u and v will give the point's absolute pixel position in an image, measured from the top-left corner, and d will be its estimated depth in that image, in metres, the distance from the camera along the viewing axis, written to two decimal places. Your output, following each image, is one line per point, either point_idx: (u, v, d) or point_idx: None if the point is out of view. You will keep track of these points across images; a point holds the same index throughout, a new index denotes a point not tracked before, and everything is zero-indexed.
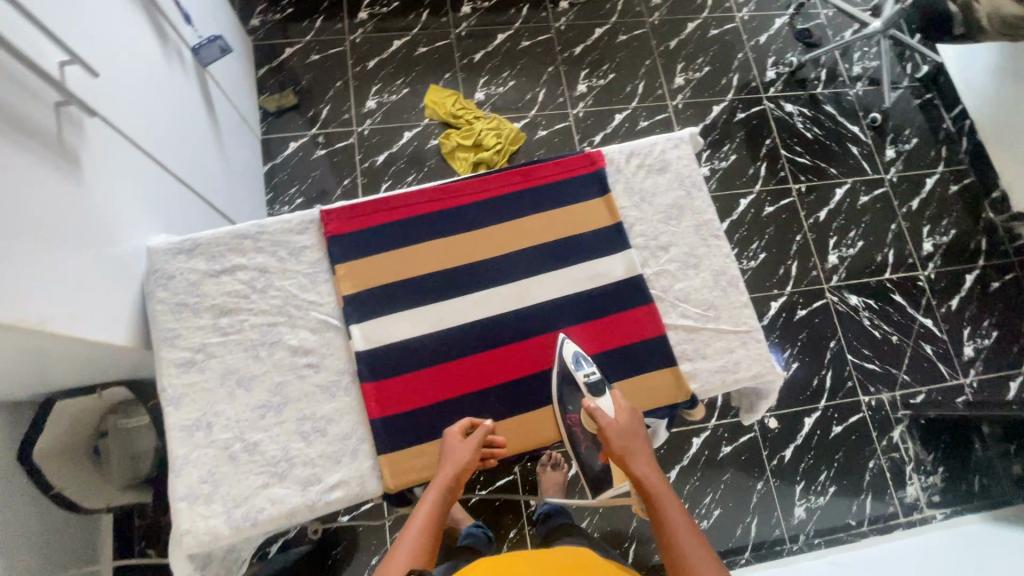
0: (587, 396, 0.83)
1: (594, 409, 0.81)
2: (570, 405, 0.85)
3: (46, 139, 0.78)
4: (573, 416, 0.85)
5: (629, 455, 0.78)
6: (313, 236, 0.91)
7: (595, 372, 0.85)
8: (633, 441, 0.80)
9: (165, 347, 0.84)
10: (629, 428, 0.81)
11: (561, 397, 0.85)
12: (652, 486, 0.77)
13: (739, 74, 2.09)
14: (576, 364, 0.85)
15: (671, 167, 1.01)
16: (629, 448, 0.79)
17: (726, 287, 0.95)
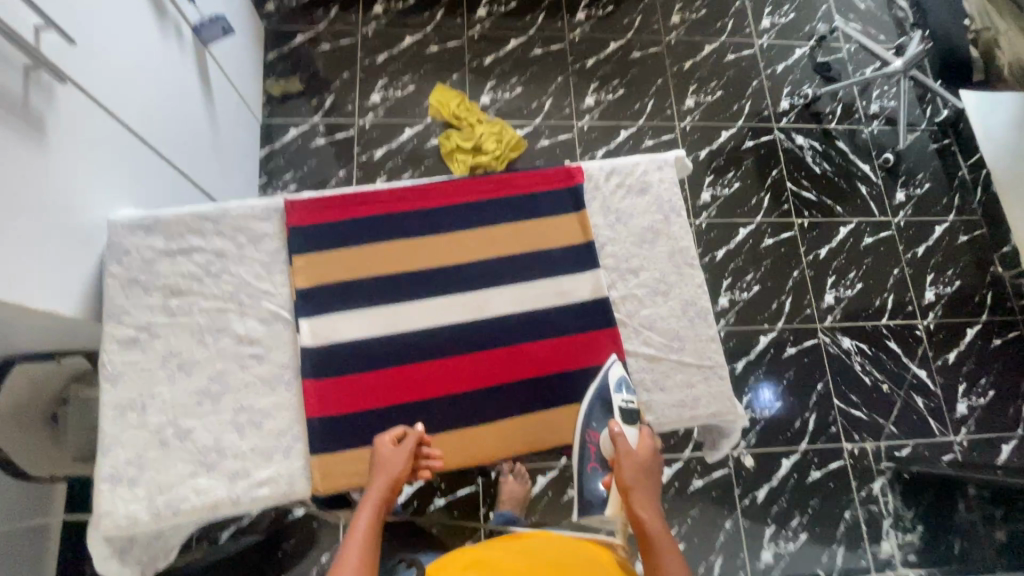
0: (617, 419, 0.80)
1: (617, 433, 0.78)
2: (594, 423, 0.83)
3: (10, 104, 0.78)
4: (593, 433, 0.83)
5: (636, 491, 0.74)
6: (276, 225, 0.89)
7: (633, 401, 0.82)
8: (647, 480, 0.76)
9: (111, 323, 0.82)
10: (646, 465, 0.76)
11: (587, 411, 0.84)
12: (651, 529, 0.72)
13: (752, 101, 2.06)
14: (617, 387, 0.83)
15: (651, 189, 0.98)
16: (638, 484, 0.75)
17: (694, 319, 0.92)
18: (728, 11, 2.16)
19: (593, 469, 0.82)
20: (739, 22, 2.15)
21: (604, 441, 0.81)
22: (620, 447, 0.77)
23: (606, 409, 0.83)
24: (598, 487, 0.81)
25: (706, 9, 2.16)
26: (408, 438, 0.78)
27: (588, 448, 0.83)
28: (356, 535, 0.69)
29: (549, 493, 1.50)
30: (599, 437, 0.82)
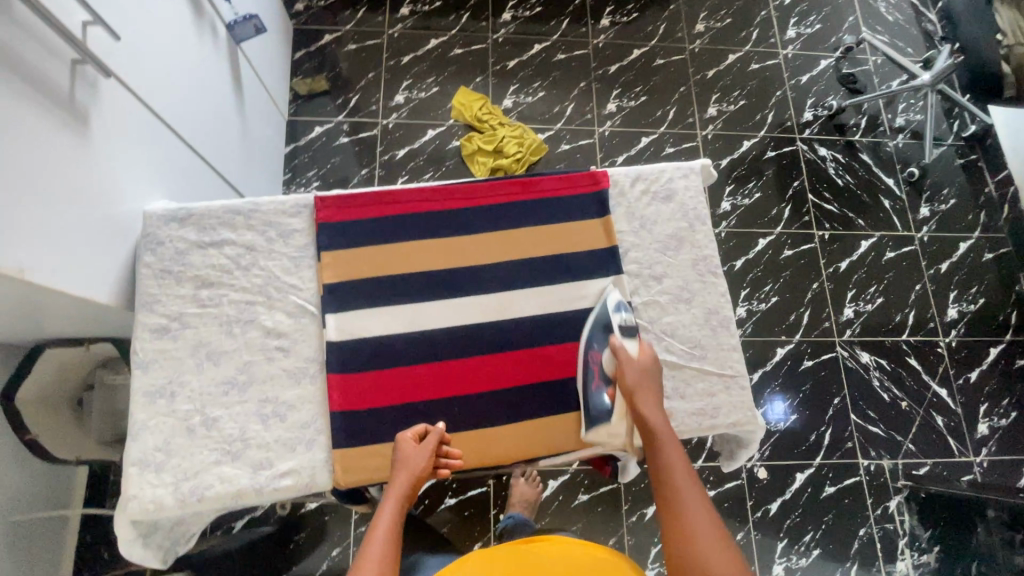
0: (616, 335, 0.83)
1: (617, 346, 0.81)
2: (596, 344, 0.86)
3: (57, 96, 0.80)
4: (595, 354, 0.85)
5: (640, 393, 0.76)
6: (305, 220, 0.91)
7: (631, 320, 0.86)
8: (649, 385, 0.78)
9: (143, 312, 0.84)
10: (647, 371, 0.79)
11: (588, 337, 0.87)
12: (657, 427, 0.74)
13: (775, 111, 2.04)
14: (616, 309, 0.87)
15: (676, 197, 0.98)
16: (642, 387, 0.77)
17: (716, 328, 0.92)
18: (752, 21, 2.16)
19: (597, 386, 0.84)
20: (764, 32, 2.14)
21: (607, 357, 0.83)
22: (621, 357, 0.80)
23: (608, 329, 0.85)
24: (602, 400, 0.83)
25: (731, 18, 2.16)
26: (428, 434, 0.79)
27: (592, 368, 0.85)
28: (378, 529, 0.69)
29: (560, 497, 1.50)
30: (600, 356, 0.85)
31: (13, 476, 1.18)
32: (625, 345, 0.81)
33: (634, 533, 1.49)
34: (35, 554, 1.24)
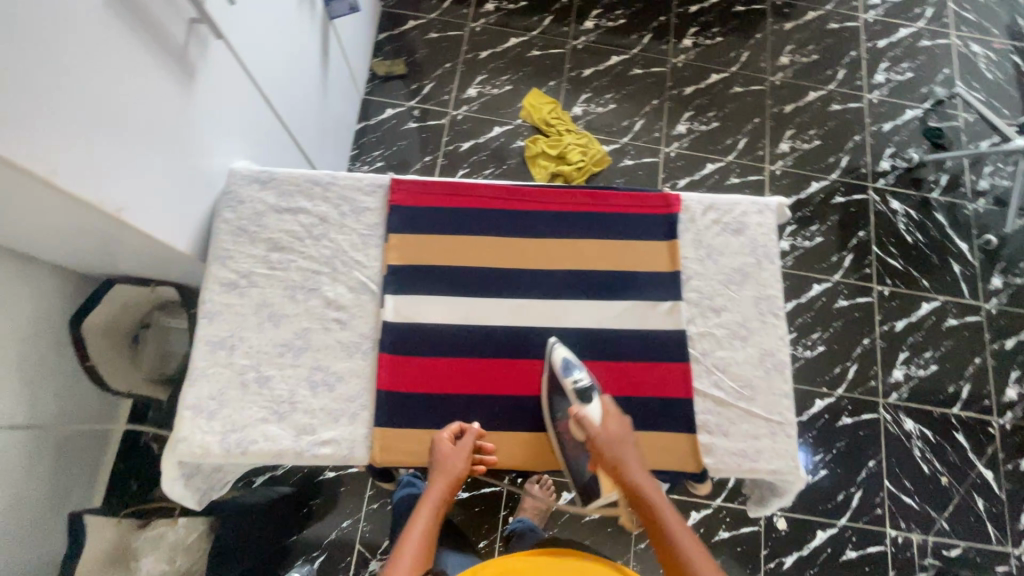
0: (575, 404, 0.79)
1: (581, 419, 0.78)
2: (560, 412, 0.82)
3: (172, 49, 0.85)
4: (561, 423, 0.83)
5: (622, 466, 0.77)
6: (378, 201, 0.93)
7: (585, 377, 0.80)
8: (625, 452, 0.78)
9: (216, 265, 0.87)
10: (618, 440, 0.79)
11: (551, 402, 0.82)
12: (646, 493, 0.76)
13: (850, 156, 1.98)
14: (565, 370, 0.80)
15: (747, 231, 0.96)
16: (621, 457, 0.78)
17: (770, 370, 0.89)
18: (840, 60, 2.10)
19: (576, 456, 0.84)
20: (851, 73, 2.08)
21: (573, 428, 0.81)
22: (587, 431, 0.78)
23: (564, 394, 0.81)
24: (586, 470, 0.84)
25: (818, 54, 2.10)
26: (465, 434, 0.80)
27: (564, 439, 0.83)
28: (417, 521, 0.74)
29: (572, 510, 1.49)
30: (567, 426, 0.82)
31: (61, 386, 1.25)
32: (587, 414, 0.79)
33: (641, 561, 1.46)
34: (70, 474, 1.32)
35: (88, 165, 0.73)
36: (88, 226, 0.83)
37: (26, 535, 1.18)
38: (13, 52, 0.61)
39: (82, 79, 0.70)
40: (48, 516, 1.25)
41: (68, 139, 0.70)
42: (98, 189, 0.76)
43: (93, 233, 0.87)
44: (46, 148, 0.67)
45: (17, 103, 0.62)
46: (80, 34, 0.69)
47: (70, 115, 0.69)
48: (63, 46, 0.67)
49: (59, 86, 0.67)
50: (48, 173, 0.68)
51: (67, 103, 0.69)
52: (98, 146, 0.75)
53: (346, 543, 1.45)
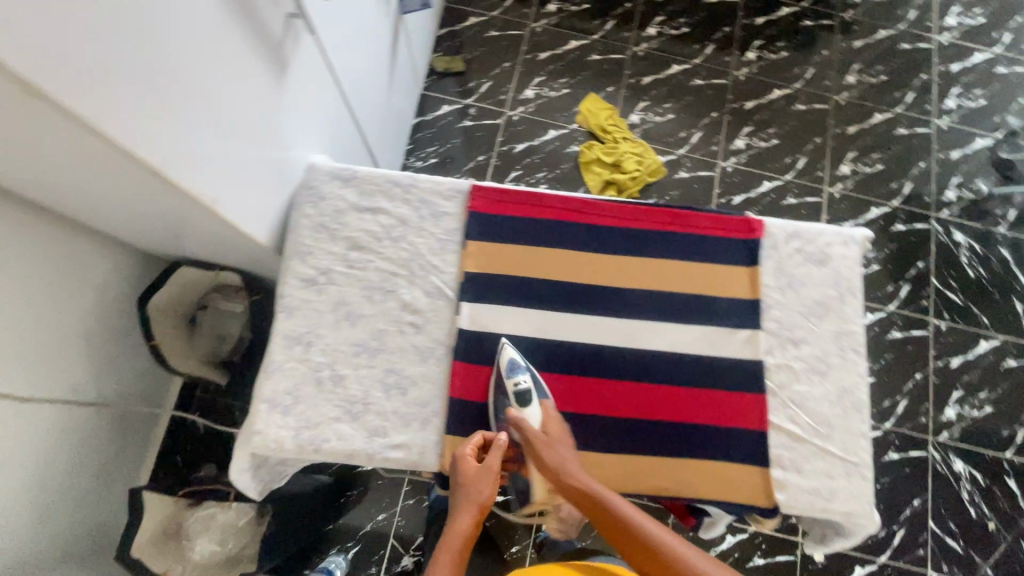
0: (515, 405, 0.81)
1: (519, 419, 0.80)
2: (502, 415, 0.83)
3: (271, 44, 0.85)
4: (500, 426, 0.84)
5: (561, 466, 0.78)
6: (457, 206, 0.93)
7: (528, 381, 0.81)
8: (560, 455, 0.79)
9: (296, 260, 0.88)
10: (555, 439, 0.81)
11: (497, 404, 0.83)
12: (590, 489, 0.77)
13: (914, 183, 1.91)
14: (510, 371, 0.82)
15: (831, 262, 0.93)
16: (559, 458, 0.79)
17: (848, 408, 0.87)
18: (909, 82, 2.03)
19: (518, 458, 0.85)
20: (920, 97, 2.01)
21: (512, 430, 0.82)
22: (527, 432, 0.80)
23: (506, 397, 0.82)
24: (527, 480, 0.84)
25: (887, 75, 2.03)
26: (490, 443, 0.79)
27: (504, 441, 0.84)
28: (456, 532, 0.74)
29: None
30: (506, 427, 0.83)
31: (120, 362, 1.27)
32: (526, 415, 0.80)
33: None
34: (122, 454, 1.34)
35: (191, 158, 0.76)
36: (185, 216, 0.86)
37: (79, 509, 1.21)
38: (122, 36, 0.61)
39: (184, 67, 0.71)
40: (98, 493, 1.27)
41: (176, 133, 0.72)
42: (200, 182, 0.78)
43: (187, 222, 0.90)
44: (151, 138, 0.69)
45: (125, 92, 0.64)
46: (188, 26, 0.69)
47: (170, 101, 0.70)
48: (177, 42, 0.69)
49: (170, 81, 0.69)
50: (159, 166, 0.70)
51: (177, 97, 0.71)
52: (200, 140, 0.77)
53: (381, 536, 1.47)
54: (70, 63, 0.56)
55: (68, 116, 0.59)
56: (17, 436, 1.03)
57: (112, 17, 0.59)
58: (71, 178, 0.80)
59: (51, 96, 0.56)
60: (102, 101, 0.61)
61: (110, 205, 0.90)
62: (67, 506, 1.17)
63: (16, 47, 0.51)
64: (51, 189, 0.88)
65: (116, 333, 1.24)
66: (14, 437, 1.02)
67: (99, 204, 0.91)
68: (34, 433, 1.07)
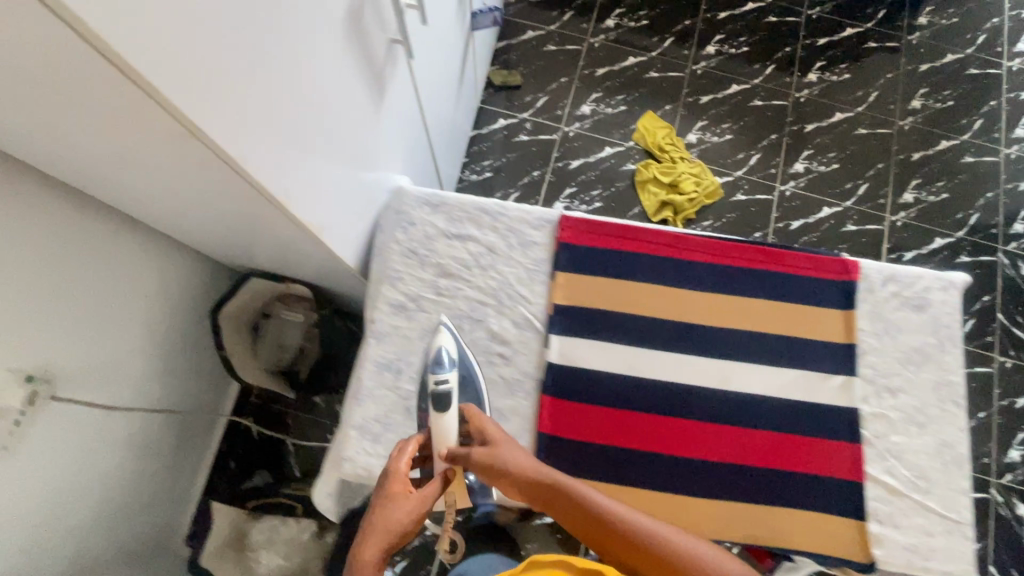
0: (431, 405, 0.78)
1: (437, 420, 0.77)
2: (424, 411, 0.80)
3: (376, 70, 0.86)
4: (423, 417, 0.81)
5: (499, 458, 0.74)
6: (546, 236, 0.92)
7: (447, 381, 0.78)
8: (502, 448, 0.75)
9: (387, 285, 0.88)
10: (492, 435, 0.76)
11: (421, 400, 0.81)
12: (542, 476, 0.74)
13: (981, 213, 1.86)
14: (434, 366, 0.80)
15: (930, 308, 0.90)
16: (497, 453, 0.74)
17: (947, 463, 0.84)
18: (978, 109, 1.96)
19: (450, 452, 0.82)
20: (989, 124, 1.95)
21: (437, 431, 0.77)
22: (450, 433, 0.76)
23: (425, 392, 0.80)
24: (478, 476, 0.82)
25: (954, 100, 1.97)
26: (433, 427, 0.77)
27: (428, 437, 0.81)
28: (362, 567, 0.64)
29: None
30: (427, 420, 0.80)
31: (188, 369, 1.29)
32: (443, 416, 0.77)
33: None
34: (184, 460, 1.35)
35: (308, 189, 0.78)
36: (288, 238, 0.89)
37: (142, 513, 1.23)
38: (259, 66, 0.61)
39: (303, 93, 0.71)
40: (159, 498, 1.28)
41: (298, 166, 0.74)
42: (312, 211, 0.80)
43: (287, 242, 0.93)
44: (279, 174, 0.71)
45: (263, 132, 0.66)
46: (314, 62, 0.71)
47: (289, 127, 0.70)
48: (305, 78, 0.70)
49: (297, 117, 0.71)
50: (284, 200, 0.73)
51: (301, 131, 0.73)
52: (314, 170, 0.79)
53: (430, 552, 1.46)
54: (216, 93, 0.56)
55: (210, 148, 0.59)
56: (91, 442, 1.05)
57: (259, 61, 0.61)
58: (187, 196, 0.83)
59: (196, 126, 0.56)
60: (238, 129, 0.61)
61: (213, 220, 0.92)
62: (130, 511, 1.19)
63: (176, 81, 0.51)
64: (152, 200, 0.89)
65: (186, 341, 1.26)
66: (89, 443, 1.04)
67: (199, 218, 0.94)
68: (105, 438, 1.08)
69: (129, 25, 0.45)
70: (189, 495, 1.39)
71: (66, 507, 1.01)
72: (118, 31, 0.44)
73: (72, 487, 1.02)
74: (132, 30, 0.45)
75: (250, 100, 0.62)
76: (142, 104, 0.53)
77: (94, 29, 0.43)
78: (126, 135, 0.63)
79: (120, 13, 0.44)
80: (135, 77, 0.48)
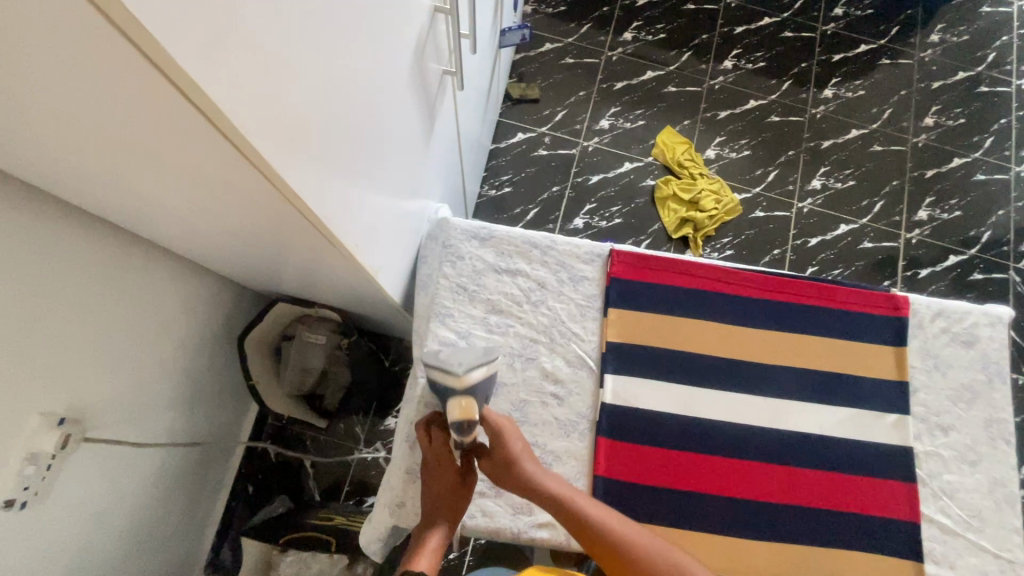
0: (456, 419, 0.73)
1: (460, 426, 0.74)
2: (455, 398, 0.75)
3: (428, 103, 0.84)
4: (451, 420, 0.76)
5: (519, 460, 0.74)
6: (596, 270, 0.91)
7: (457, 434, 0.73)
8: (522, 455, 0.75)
9: (437, 322, 0.86)
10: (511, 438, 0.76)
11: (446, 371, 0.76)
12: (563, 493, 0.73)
13: (993, 230, 1.88)
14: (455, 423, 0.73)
15: (979, 344, 0.90)
16: (517, 456, 0.75)
17: (1001, 502, 0.84)
18: (988, 127, 1.99)
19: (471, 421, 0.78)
20: (999, 142, 1.98)
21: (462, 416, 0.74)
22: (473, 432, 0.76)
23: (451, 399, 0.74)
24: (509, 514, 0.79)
25: (965, 118, 2.00)
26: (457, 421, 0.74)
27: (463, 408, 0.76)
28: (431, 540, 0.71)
29: None
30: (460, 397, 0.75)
31: (212, 395, 1.26)
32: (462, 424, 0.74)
33: None
34: (204, 488, 1.32)
35: (365, 228, 0.76)
36: (339, 275, 0.87)
37: (165, 546, 1.19)
38: (326, 99, 0.59)
39: (362, 123, 0.68)
40: (181, 529, 1.24)
41: (358, 206, 0.73)
42: (369, 250, 0.79)
43: (336, 277, 0.91)
44: (343, 216, 0.69)
45: (331, 176, 0.64)
46: (375, 101, 0.69)
47: (348, 160, 0.67)
48: (367, 117, 0.69)
49: (359, 158, 0.70)
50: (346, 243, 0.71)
51: (362, 170, 0.71)
52: (371, 209, 0.77)
53: None
54: (287, 128, 0.54)
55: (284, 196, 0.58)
56: (117, 479, 1.01)
57: (331, 104, 0.60)
58: (238, 232, 0.81)
59: (272, 172, 0.53)
60: (305, 166, 0.58)
61: (258, 251, 0.90)
62: (153, 545, 1.15)
63: (255, 122, 0.48)
64: (193, 232, 0.87)
65: (210, 367, 1.22)
66: (116, 478, 1.01)
67: (243, 249, 0.92)
68: (131, 473, 1.05)
69: (216, 64, 0.42)
70: (209, 524, 1.35)
71: (92, 547, 0.97)
72: (206, 72, 0.42)
73: (98, 527, 0.98)
74: (225, 79, 0.43)
75: (318, 138, 0.59)
76: (216, 144, 0.50)
77: (185, 71, 0.40)
78: (185, 176, 0.60)
79: (209, 53, 0.41)
80: (217, 117, 0.45)
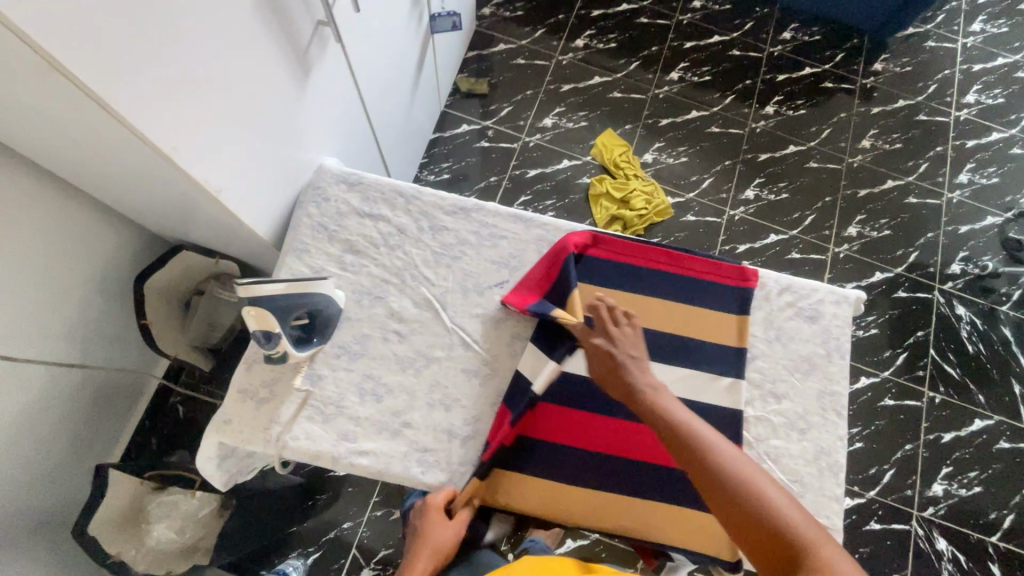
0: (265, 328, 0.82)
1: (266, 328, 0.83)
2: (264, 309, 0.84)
3: (298, 48, 0.89)
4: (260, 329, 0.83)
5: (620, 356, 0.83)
6: (455, 222, 1.00)
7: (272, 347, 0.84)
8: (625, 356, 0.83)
9: (293, 257, 0.94)
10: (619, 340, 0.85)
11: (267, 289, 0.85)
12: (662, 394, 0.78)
13: (920, 252, 1.91)
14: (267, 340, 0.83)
15: (822, 319, 0.93)
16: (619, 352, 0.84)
17: (823, 469, 0.86)
18: (925, 153, 2.05)
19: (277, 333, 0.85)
20: (935, 167, 2.03)
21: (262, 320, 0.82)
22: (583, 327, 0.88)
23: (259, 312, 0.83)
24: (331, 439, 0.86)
25: (902, 143, 2.05)
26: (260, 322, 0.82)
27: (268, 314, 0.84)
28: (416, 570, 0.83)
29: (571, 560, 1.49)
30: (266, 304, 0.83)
31: (116, 338, 1.31)
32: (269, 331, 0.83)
33: None
34: (100, 433, 1.33)
35: (208, 148, 0.77)
36: (194, 205, 0.87)
37: (48, 481, 1.20)
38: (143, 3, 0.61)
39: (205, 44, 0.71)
40: (71, 465, 1.26)
41: (198, 124, 0.74)
42: (215, 173, 0.79)
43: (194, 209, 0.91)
44: (172, 127, 0.70)
45: (153, 83, 0.66)
46: (223, 27, 0.73)
47: (184, 75, 0.69)
48: (212, 40, 0.72)
49: (200, 76, 0.72)
50: (172, 152, 0.72)
51: (205, 91, 0.73)
52: (220, 134, 0.78)
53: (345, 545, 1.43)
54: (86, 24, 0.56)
55: (83, 89, 0.60)
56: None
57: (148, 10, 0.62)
58: (87, 154, 0.82)
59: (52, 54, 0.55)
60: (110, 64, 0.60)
61: (123, 180, 0.91)
62: (36, 472, 1.17)
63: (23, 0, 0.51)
64: (61, 159, 0.89)
65: (118, 309, 1.29)
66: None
67: (111, 179, 0.93)
68: (14, 395, 1.08)
69: None
70: None
71: None
72: None
73: None
74: None
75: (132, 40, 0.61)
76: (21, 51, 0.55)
77: None
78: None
79: None
80: None
